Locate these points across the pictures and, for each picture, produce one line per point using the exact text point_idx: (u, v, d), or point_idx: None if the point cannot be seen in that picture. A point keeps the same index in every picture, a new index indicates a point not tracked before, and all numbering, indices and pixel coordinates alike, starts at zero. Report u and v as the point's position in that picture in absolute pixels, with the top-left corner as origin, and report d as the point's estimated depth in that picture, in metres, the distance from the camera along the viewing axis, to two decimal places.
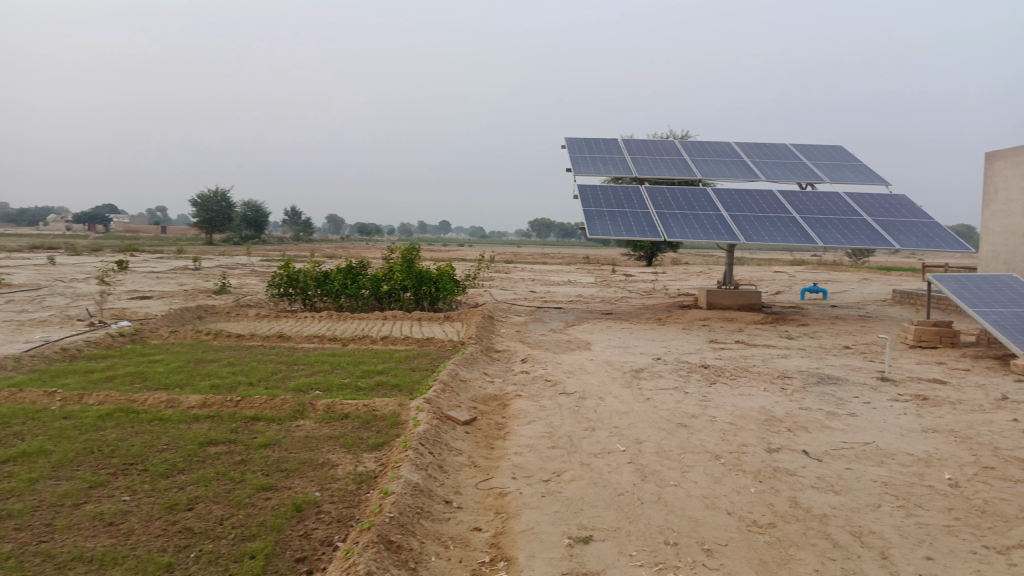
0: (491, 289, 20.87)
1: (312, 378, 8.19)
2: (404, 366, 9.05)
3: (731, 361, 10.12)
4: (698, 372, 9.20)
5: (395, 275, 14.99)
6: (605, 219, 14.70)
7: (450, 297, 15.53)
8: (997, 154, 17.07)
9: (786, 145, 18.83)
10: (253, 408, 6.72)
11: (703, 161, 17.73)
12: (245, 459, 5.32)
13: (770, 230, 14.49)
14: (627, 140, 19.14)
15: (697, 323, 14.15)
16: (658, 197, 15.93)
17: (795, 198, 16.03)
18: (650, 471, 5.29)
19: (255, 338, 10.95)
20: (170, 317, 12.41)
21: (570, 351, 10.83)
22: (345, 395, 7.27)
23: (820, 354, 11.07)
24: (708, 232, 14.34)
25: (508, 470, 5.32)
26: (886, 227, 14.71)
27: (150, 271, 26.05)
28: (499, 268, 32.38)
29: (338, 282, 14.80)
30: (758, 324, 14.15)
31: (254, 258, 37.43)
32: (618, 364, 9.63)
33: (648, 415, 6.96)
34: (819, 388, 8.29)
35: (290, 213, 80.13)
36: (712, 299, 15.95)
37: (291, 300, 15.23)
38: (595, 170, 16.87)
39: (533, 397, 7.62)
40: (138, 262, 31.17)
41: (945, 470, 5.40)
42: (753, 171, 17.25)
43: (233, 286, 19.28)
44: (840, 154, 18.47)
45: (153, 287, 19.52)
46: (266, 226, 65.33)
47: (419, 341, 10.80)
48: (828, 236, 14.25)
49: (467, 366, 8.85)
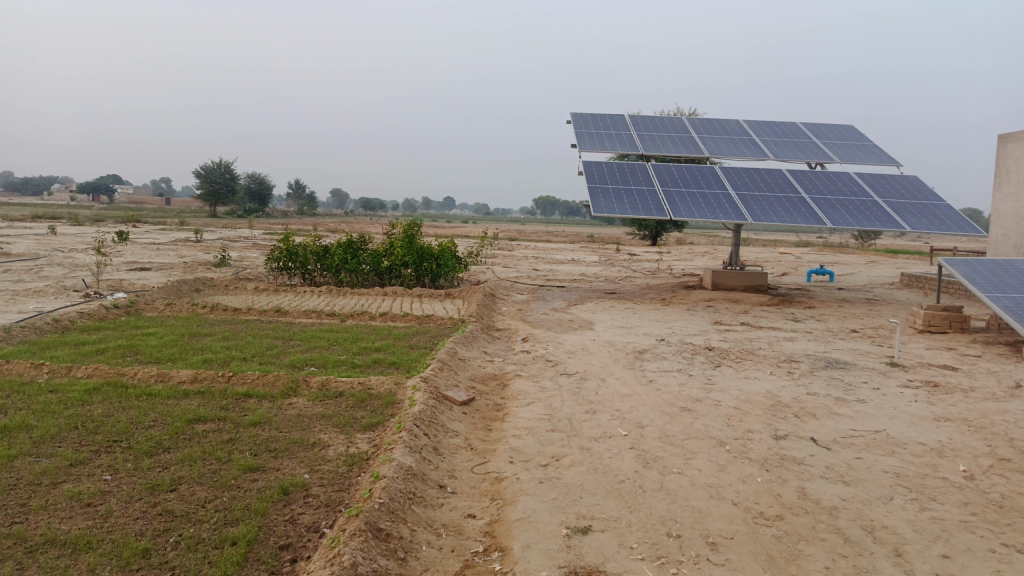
0: (493, 266, 20.63)
1: (308, 354, 8.01)
2: (402, 343, 8.85)
3: (735, 343, 9.92)
4: (703, 354, 8.99)
5: (396, 250, 14.76)
6: (611, 196, 14.42)
7: (451, 273, 15.30)
8: (1010, 136, 16.70)
9: (796, 123, 18.46)
10: (245, 384, 6.54)
11: (711, 139, 17.38)
12: (233, 438, 5.14)
13: (779, 210, 14.20)
14: (635, 116, 18.77)
15: (702, 304, 13.93)
16: (665, 175, 15.62)
17: (804, 178, 15.70)
18: (653, 458, 5.10)
19: (252, 312, 10.76)
20: (166, 290, 12.22)
21: (572, 331, 10.63)
22: (339, 373, 7.09)
23: (827, 338, 10.86)
24: (716, 211, 14.06)
25: (505, 454, 5.13)
26: (897, 209, 14.41)
27: (150, 242, 25.82)
28: (502, 245, 32.08)
29: (337, 256, 14.58)
30: (764, 306, 13.93)
31: (256, 231, 37.21)
32: (621, 345, 9.43)
33: (651, 398, 6.76)
34: (827, 373, 8.08)
35: (293, 187, 79.63)
36: (718, 280, 15.70)
37: (290, 274, 15.02)
38: (601, 146, 16.54)
39: (534, 377, 7.44)
40: (139, 234, 30.94)
41: (959, 461, 5.20)
42: (762, 150, 16.91)
43: (233, 259, 19.06)
44: (851, 134, 18.09)
45: (152, 259, 19.32)
46: (269, 199, 64.95)
47: (418, 318, 10.60)
48: (838, 217, 13.96)
49: (466, 345, 8.65)
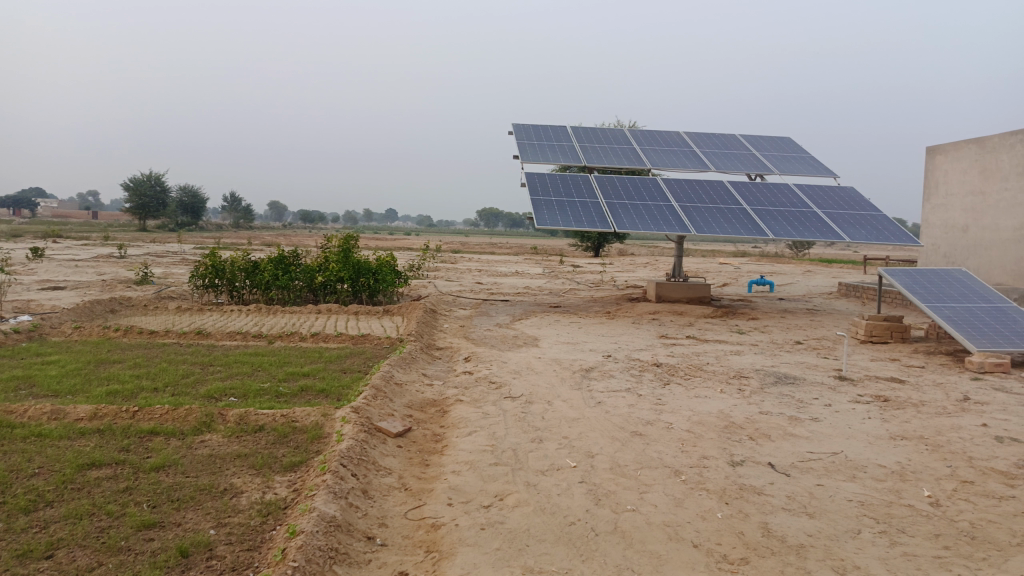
0: (435, 280, 20.09)
1: (228, 382, 7.35)
2: (334, 367, 8.24)
3: (683, 359, 9.63)
4: (651, 370, 8.67)
5: (331, 266, 14.08)
6: (554, 208, 14.09)
7: (390, 289, 14.71)
8: (937, 148, 17.12)
9: (735, 135, 18.56)
10: (153, 420, 5.86)
11: (653, 150, 17.28)
12: (130, 487, 4.50)
13: (721, 221, 14.11)
14: (576, 127, 18.57)
15: (647, 317, 13.69)
16: (608, 187, 15.40)
17: (745, 189, 15.71)
18: (604, 493, 4.67)
19: (171, 334, 9.96)
20: (76, 311, 11.27)
21: (516, 349, 10.18)
22: (262, 404, 6.47)
23: (774, 350, 10.70)
24: (659, 223, 13.87)
25: (442, 494, 4.63)
26: (836, 220, 14.51)
27: (68, 259, 24.29)
28: (445, 257, 31.52)
29: (268, 272, 13.81)
30: (709, 318, 13.79)
31: (185, 245, 35.75)
32: (567, 363, 9.02)
33: (600, 422, 6.36)
34: (778, 389, 7.84)
35: (229, 199, 77.22)
36: (662, 292, 15.54)
37: (217, 292, 14.17)
38: (543, 158, 16.22)
39: (475, 402, 6.96)
40: (57, 249, 29.25)
41: (922, 486, 4.95)
42: (703, 161, 16.90)
43: (157, 276, 17.98)
44: (789, 146, 18.28)
45: (67, 277, 18.08)
46: (203, 212, 62.74)
47: (353, 337, 9.99)
48: (780, 228, 13.95)
49: (403, 367, 8.11)
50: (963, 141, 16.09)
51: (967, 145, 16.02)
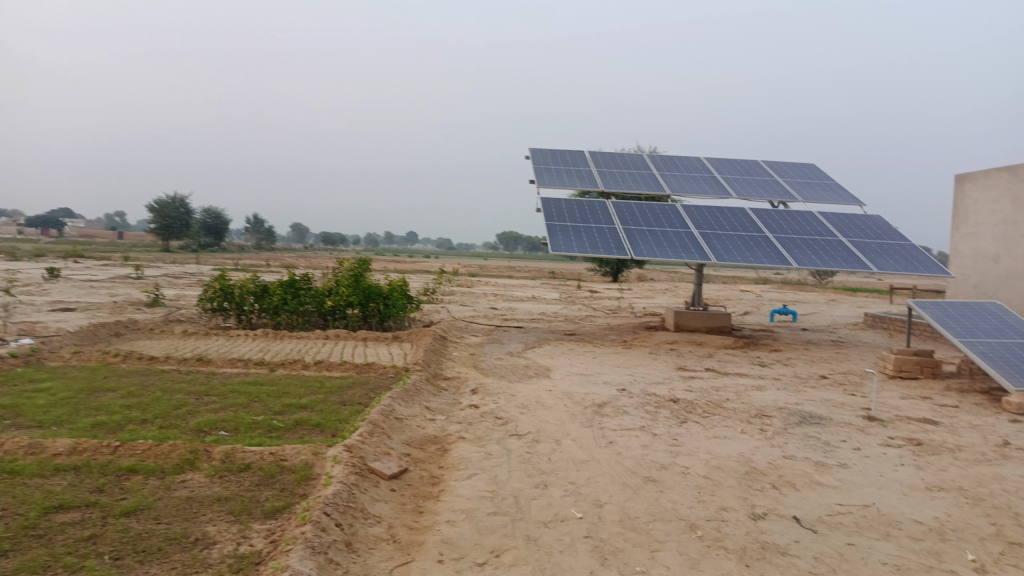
0: (449, 305, 19.78)
1: (221, 414, 7.01)
2: (334, 399, 7.89)
3: (702, 393, 9.17)
4: (667, 407, 8.22)
5: (341, 290, 13.80)
6: (569, 234, 13.74)
7: (401, 314, 14.39)
8: (966, 176, 16.58)
9: (757, 161, 18.17)
10: (134, 456, 5.53)
11: (672, 176, 16.92)
12: (95, 534, 4.15)
13: (742, 249, 13.67)
14: (594, 152, 18.28)
15: (664, 348, 13.23)
16: (625, 212, 15.04)
17: (767, 216, 15.27)
18: (611, 550, 4.25)
19: (172, 361, 9.70)
20: (80, 334, 11.07)
21: (526, 380, 9.77)
22: (252, 439, 6.13)
23: (797, 386, 10.19)
24: (678, 250, 13.46)
25: (433, 549, 4.23)
26: (862, 248, 14.00)
27: (87, 279, 24.32)
28: (462, 281, 31.25)
29: (277, 296, 13.56)
30: (729, 349, 13.30)
31: (204, 267, 35.91)
32: (579, 397, 8.60)
33: (611, 464, 5.93)
34: (802, 430, 7.35)
35: (251, 221, 77.88)
36: (680, 321, 15.08)
37: (226, 315, 13.94)
38: (559, 182, 15.92)
39: (479, 440, 6.56)
40: (77, 269, 29.38)
41: (965, 548, 4.46)
42: (723, 187, 16.49)
43: (170, 298, 17.83)
44: (813, 172, 17.84)
45: (80, 298, 18.01)
46: (225, 234, 63.23)
47: (358, 366, 9.65)
48: (803, 257, 13.47)
49: (406, 399, 7.74)
50: (993, 168, 15.56)
51: (998, 173, 15.48)
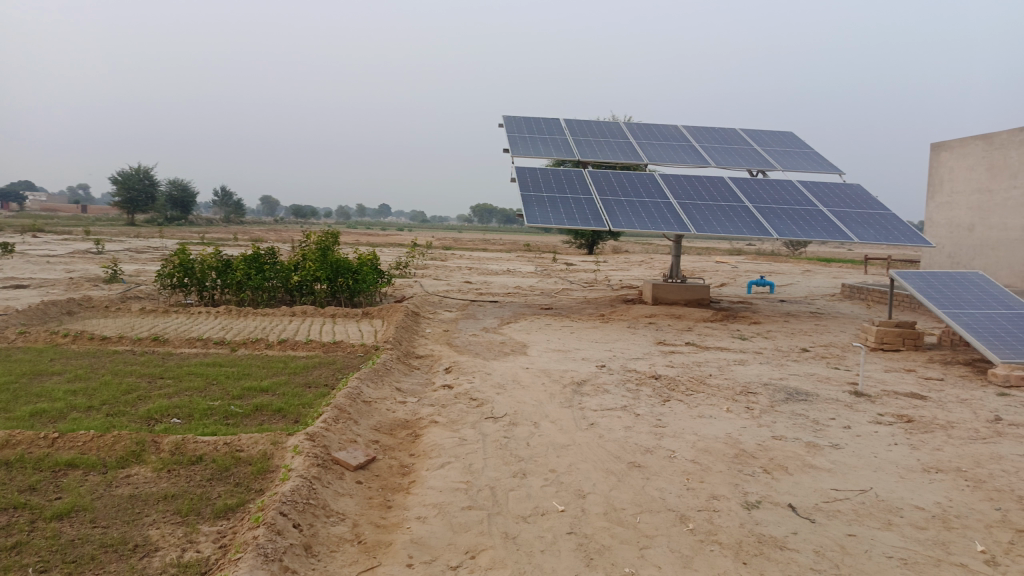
0: (422, 279, 19.29)
1: (173, 399, 6.52)
2: (298, 382, 7.43)
3: (683, 369, 8.85)
4: (649, 384, 7.88)
5: (308, 265, 13.24)
6: (545, 205, 13.30)
7: (371, 289, 13.88)
8: (942, 145, 16.39)
9: (735, 130, 17.80)
10: (74, 449, 5.03)
11: (650, 145, 16.50)
12: (20, 543, 3.68)
13: (722, 220, 13.34)
14: (570, 120, 17.78)
15: (643, 321, 12.91)
16: (602, 182, 14.61)
17: (746, 186, 14.94)
18: (597, 548, 3.90)
19: (125, 341, 9.13)
20: (27, 313, 10.41)
21: (502, 357, 9.37)
22: (207, 428, 5.67)
23: (780, 360, 9.94)
24: (657, 222, 13.09)
25: (402, 550, 3.84)
26: (842, 219, 13.75)
27: (44, 255, 23.37)
28: (436, 254, 30.74)
29: (240, 271, 12.97)
30: (708, 322, 13.03)
31: (170, 241, 34.94)
32: (557, 375, 8.23)
33: (593, 449, 5.58)
34: (789, 407, 7.07)
35: (219, 193, 76.02)
36: (658, 294, 14.77)
37: (187, 291, 13.31)
38: (534, 152, 15.42)
39: (452, 424, 6.15)
40: (33, 244, 28.24)
41: (972, 537, 4.18)
42: (702, 157, 16.12)
43: (129, 274, 17.09)
44: (791, 141, 17.53)
45: (33, 274, 17.18)
46: (193, 207, 61.66)
47: (324, 345, 9.18)
48: (784, 227, 13.19)
49: (374, 380, 7.31)
50: (969, 137, 15.36)
51: (973, 142, 15.28)
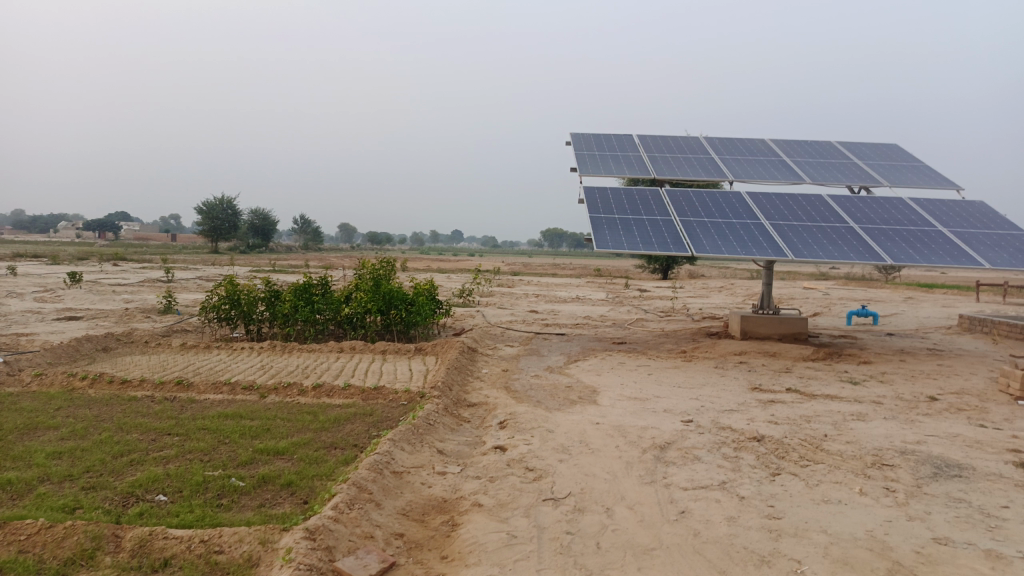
0: (486, 309, 18.10)
1: (168, 467, 5.40)
2: (323, 441, 6.22)
3: (791, 426, 7.23)
4: (751, 449, 6.32)
5: (359, 296, 12.20)
6: (618, 228, 11.90)
7: (427, 322, 12.72)
8: None
9: (830, 143, 16.00)
10: (12, 546, 3.94)
11: (734, 160, 14.90)
12: None
13: (824, 243, 11.59)
14: (644, 138, 16.35)
15: (732, 361, 11.27)
16: (682, 203, 13.09)
17: (849, 204, 13.15)
18: None
19: (147, 385, 8.17)
20: (56, 351, 9.65)
21: (568, 407, 7.96)
22: (189, 514, 4.49)
23: (907, 414, 8.15)
24: (747, 246, 11.49)
25: None
26: (968, 240, 11.78)
27: (116, 284, 23.40)
28: (505, 280, 29.70)
29: (287, 303, 12.05)
30: (809, 362, 11.28)
31: (243, 268, 35.23)
32: (633, 434, 6.77)
33: (687, 558, 4.11)
34: (943, 489, 5.40)
35: (298, 221, 77.42)
36: (748, 327, 13.07)
37: (233, 325, 12.48)
38: (605, 171, 14.08)
39: (502, 510, 4.79)
40: (113, 273, 28.71)
41: None
42: (795, 172, 14.38)
43: (187, 304, 16.52)
44: (897, 154, 15.59)
45: (94, 305, 16.86)
46: (272, 235, 62.83)
47: (364, 391, 7.98)
48: (898, 251, 11.34)
49: (411, 442, 6.03)
50: None
51: None
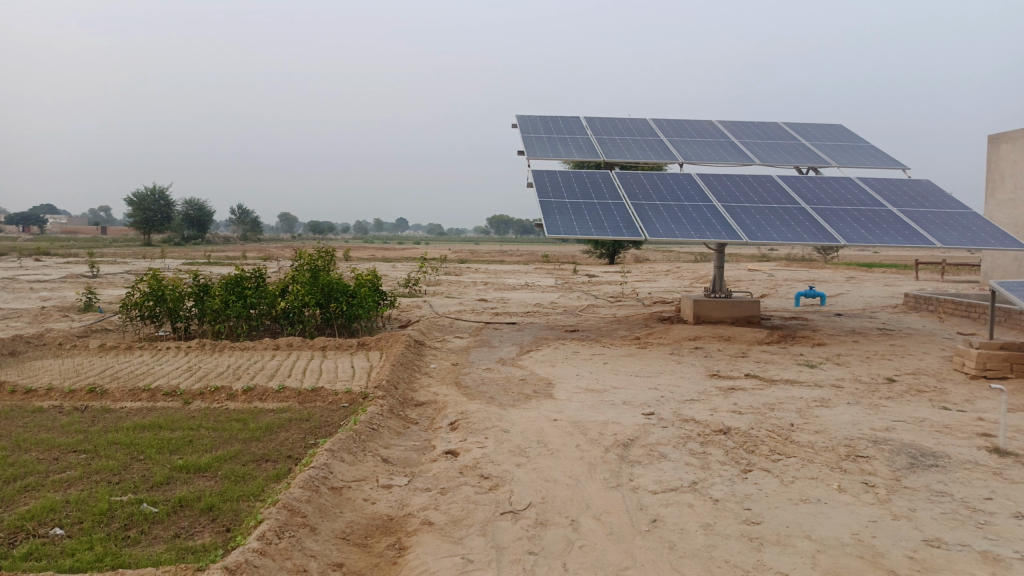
0: (432, 299, 17.47)
1: (68, 492, 4.69)
2: (253, 453, 5.58)
3: (756, 417, 6.89)
4: (718, 444, 5.94)
5: (296, 288, 11.43)
6: (569, 212, 11.44)
7: (370, 315, 12.04)
8: (1002, 136, 15.05)
9: (777, 124, 15.89)
10: None
11: (684, 142, 14.61)
12: None
13: (777, 224, 11.38)
14: (592, 119, 15.93)
15: (688, 347, 10.96)
16: (633, 185, 12.72)
17: (799, 184, 13.00)
18: None
19: (55, 394, 7.33)
20: None
21: (523, 403, 7.46)
22: (88, 553, 3.81)
23: (869, 398, 7.93)
24: (700, 228, 11.17)
25: None
26: (917, 219, 11.73)
27: (36, 280, 21.89)
28: (451, 268, 29.05)
29: (218, 298, 11.22)
30: (764, 346, 11.06)
31: (177, 260, 33.66)
32: (594, 431, 6.32)
33: None
34: (922, 481, 5.10)
35: (236, 211, 75.10)
36: (701, 311, 12.81)
37: (158, 324, 11.57)
38: (553, 153, 13.60)
39: (455, 529, 4.26)
40: (33, 269, 26.97)
41: None
42: (745, 153, 14.18)
43: (112, 301, 15.40)
44: (843, 134, 15.57)
45: (6, 304, 15.59)
46: (209, 226, 60.48)
47: (301, 394, 7.32)
48: (851, 232, 11.20)
49: (352, 451, 5.44)
50: None
51: None
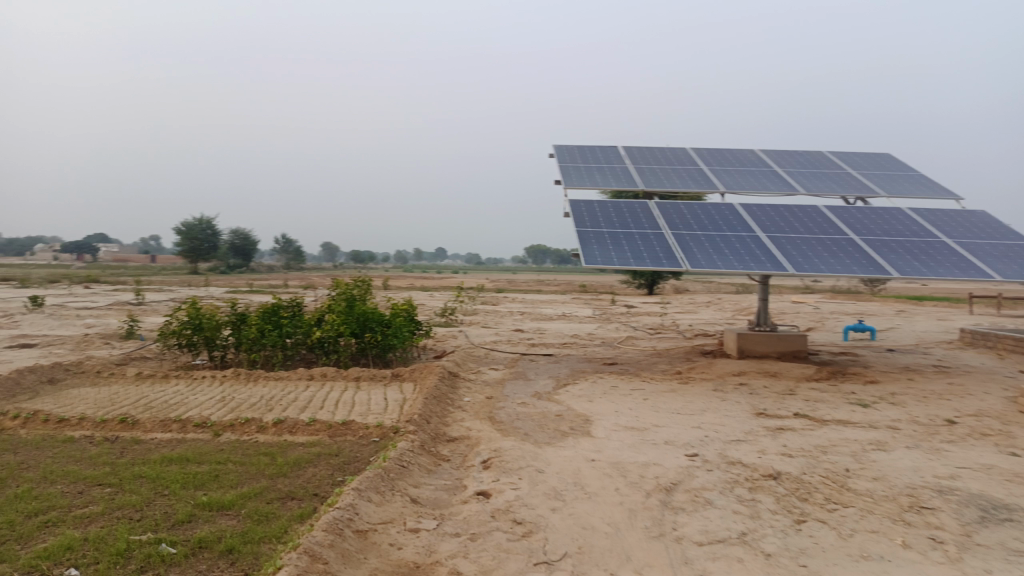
0: (469, 329, 17.29)
1: (88, 530, 4.54)
2: (279, 490, 5.39)
3: (808, 460, 6.48)
4: (768, 490, 5.56)
5: (331, 318, 11.35)
6: (607, 243, 11.19)
7: (405, 345, 11.89)
8: None
9: (822, 152, 15.47)
10: None
11: (726, 171, 14.29)
12: None
13: (825, 256, 10.95)
14: (631, 149, 15.72)
15: (732, 382, 10.54)
16: (674, 216, 12.42)
17: (847, 215, 12.55)
18: None
19: (87, 423, 7.28)
20: None
21: (559, 441, 7.16)
22: None
23: (929, 441, 7.44)
24: (744, 260, 10.81)
25: None
26: (974, 251, 11.19)
27: (83, 307, 22.35)
28: (489, 298, 28.90)
29: (253, 328, 11.19)
30: (812, 383, 10.58)
31: (220, 289, 34.21)
32: (634, 473, 5.99)
33: None
34: (996, 538, 4.66)
35: (279, 240, 76.51)
36: (745, 345, 12.37)
37: (195, 352, 11.58)
38: (592, 182, 13.40)
39: None
40: (82, 296, 27.59)
41: None
42: (789, 183, 13.79)
43: (153, 329, 15.55)
44: (892, 163, 15.08)
45: (52, 330, 15.84)
46: (253, 254, 61.63)
47: (331, 427, 7.14)
48: (904, 264, 10.71)
49: (380, 491, 5.22)
50: None
51: None
